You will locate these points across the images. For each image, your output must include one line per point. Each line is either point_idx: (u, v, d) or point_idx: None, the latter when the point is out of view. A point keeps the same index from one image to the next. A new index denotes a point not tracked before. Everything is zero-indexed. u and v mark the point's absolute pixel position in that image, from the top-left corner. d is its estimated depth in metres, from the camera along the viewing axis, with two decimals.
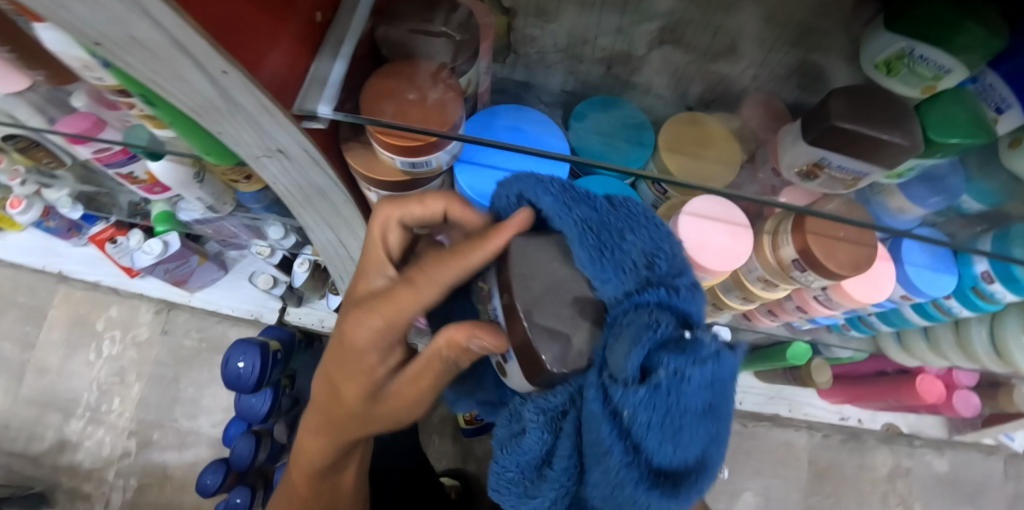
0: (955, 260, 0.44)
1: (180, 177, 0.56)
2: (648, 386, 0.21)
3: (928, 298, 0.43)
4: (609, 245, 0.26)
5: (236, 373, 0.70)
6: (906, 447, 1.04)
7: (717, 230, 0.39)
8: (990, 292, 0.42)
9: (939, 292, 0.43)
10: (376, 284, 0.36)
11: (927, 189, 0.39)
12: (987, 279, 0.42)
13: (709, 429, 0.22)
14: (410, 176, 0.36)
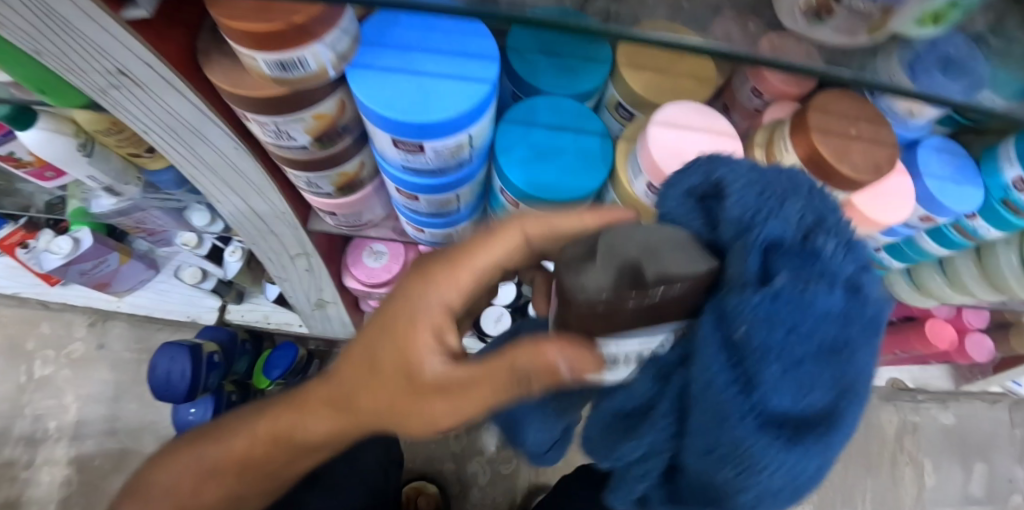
0: (979, 169, 0.37)
1: (63, 151, 0.46)
2: (770, 290, 0.18)
3: (951, 216, 0.37)
4: (764, 198, 0.21)
5: (165, 380, 0.61)
6: (910, 402, 1.03)
7: (698, 141, 0.32)
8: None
9: (965, 208, 0.37)
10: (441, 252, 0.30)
11: None
12: (1018, 187, 0.35)
13: (832, 372, 0.18)
14: (285, 85, 0.26)
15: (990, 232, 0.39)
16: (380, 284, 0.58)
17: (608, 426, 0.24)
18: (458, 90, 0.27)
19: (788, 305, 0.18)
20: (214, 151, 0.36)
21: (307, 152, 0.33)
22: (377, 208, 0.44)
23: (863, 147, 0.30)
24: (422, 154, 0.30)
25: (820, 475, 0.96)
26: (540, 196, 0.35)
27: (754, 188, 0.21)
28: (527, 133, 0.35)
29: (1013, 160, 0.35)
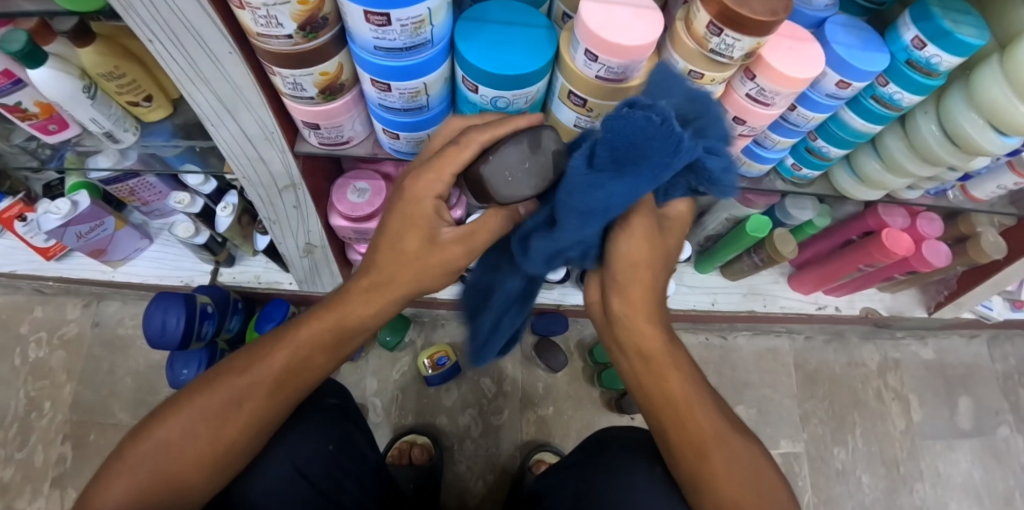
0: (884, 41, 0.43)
1: (68, 91, 0.48)
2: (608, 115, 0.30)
3: (865, 78, 0.41)
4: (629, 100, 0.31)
5: (160, 329, 0.63)
6: (890, 340, 1.09)
7: (625, 10, 0.36)
8: (925, 60, 0.41)
9: (876, 69, 0.41)
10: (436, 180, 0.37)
11: None
12: (918, 46, 0.40)
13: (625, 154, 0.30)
14: None
15: (906, 98, 0.44)
16: (363, 218, 0.60)
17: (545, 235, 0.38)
18: None
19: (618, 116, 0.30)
20: (209, 61, 0.38)
21: (291, 44, 0.35)
22: (356, 124, 0.48)
23: None
24: (390, 27, 0.33)
25: (808, 413, 0.99)
26: (495, 81, 0.39)
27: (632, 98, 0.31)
28: (479, 25, 0.39)
29: (909, 24, 0.41)
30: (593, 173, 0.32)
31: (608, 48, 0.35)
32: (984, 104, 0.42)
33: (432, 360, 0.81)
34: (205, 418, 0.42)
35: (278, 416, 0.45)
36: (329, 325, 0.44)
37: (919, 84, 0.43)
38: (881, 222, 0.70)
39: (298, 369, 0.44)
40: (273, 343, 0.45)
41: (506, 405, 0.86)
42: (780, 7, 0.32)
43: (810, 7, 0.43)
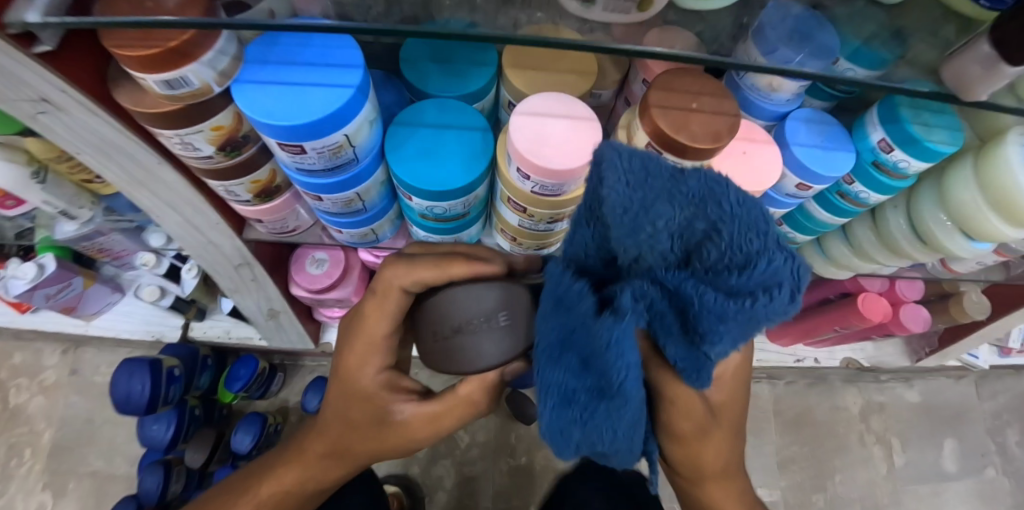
0: (850, 138, 0.38)
1: (15, 177, 0.48)
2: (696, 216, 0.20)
3: (826, 181, 0.38)
4: (727, 261, 0.20)
5: (126, 393, 0.64)
6: (874, 383, 1.07)
7: (555, 124, 0.35)
8: (892, 164, 0.36)
9: (840, 172, 0.37)
10: (386, 313, 0.36)
11: (791, 49, 0.32)
12: (885, 149, 0.36)
13: (700, 221, 0.20)
14: (176, 101, 0.29)
15: (873, 200, 0.40)
16: (323, 289, 0.60)
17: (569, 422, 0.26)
18: (328, 95, 0.30)
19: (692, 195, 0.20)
20: (142, 170, 0.38)
21: (216, 161, 0.35)
22: (301, 214, 0.47)
23: (702, 117, 0.32)
24: (306, 154, 0.33)
25: (788, 459, 0.98)
26: (426, 192, 0.38)
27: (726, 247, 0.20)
28: (410, 131, 0.38)
29: (876, 125, 0.36)
30: (687, 279, 0.21)
31: (536, 169, 0.34)
32: (955, 206, 0.38)
33: None
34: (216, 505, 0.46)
35: None
36: (316, 464, 0.43)
37: (886, 186, 0.38)
38: (860, 286, 0.67)
39: (302, 493, 0.45)
40: (281, 455, 0.46)
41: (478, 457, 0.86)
42: (725, 129, 0.32)
43: (770, 102, 0.37)
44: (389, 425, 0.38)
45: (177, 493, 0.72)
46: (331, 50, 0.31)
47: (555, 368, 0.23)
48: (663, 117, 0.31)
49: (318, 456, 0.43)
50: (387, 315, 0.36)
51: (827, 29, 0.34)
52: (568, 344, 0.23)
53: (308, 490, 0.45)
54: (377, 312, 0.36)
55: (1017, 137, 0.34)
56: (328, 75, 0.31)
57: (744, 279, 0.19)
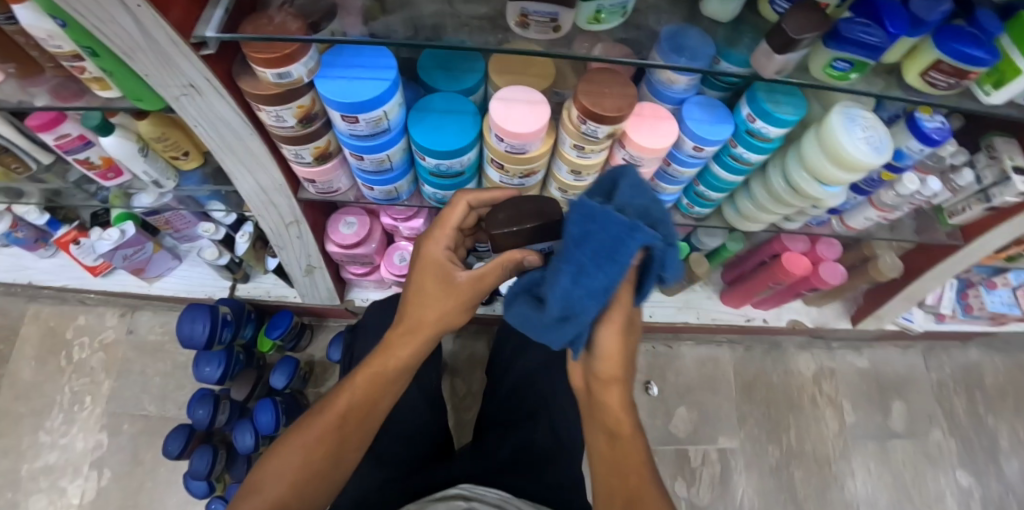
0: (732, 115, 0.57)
1: (127, 151, 0.64)
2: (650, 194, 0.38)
3: (713, 144, 0.56)
4: (658, 220, 0.38)
5: (189, 333, 0.79)
6: (825, 350, 1.21)
7: (520, 106, 0.50)
8: (758, 130, 0.56)
9: (722, 137, 0.56)
10: (450, 221, 0.50)
11: (674, 51, 0.49)
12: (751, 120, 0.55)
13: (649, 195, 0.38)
14: (280, 86, 0.46)
15: (752, 157, 0.59)
16: (353, 245, 0.76)
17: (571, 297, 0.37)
18: (374, 85, 0.47)
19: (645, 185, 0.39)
20: (237, 139, 0.55)
21: (294, 130, 0.52)
22: (342, 179, 0.63)
23: (612, 98, 0.49)
24: (359, 123, 0.49)
25: (747, 413, 1.12)
26: (433, 153, 0.54)
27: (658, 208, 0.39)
28: (422, 114, 0.54)
29: (746, 103, 0.56)
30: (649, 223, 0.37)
31: (505, 133, 0.50)
32: (809, 162, 0.58)
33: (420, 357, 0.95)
34: (305, 448, 0.50)
35: (351, 444, 0.52)
36: (388, 365, 0.53)
37: (756, 146, 0.58)
38: (784, 247, 0.85)
39: (372, 399, 0.53)
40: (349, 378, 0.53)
41: (473, 409, 0.98)
42: (626, 105, 0.48)
43: (672, 90, 0.56)
44: (452, 301, 0.50)
45: (220, 423, 0.85)
46: (377, 58, 0.48)
47: (586, 233, 0.35)
48: (586, 97, 0.48)
49: (393, 354, 0.52)
50: (453, 223, 0.50)
51: (709, 42, 0.50)
52: (604, 245, 0.35)
53: (377, 399, 0.53)
54: (446, 223, 0.50)
55: (842, 110, 0.54)
56: (375, 72, 0.47)
57: (664, 226, 0.38)
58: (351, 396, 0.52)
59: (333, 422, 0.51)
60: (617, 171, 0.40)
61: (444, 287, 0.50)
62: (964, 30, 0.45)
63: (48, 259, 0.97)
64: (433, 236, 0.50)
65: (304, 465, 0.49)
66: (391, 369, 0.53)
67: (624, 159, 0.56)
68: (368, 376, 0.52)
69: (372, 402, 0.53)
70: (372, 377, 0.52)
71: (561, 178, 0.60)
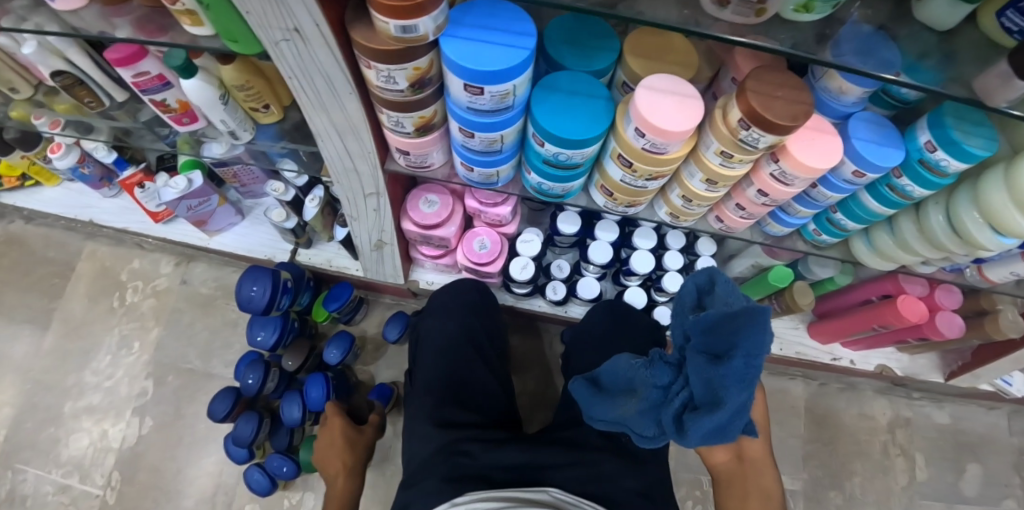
0: (902, 139, 0.49)
1: (207, 98, 0.61)
2: (720, 289, 0.47)
3: (880, 170, 0.48)
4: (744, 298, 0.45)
5: (248, 297, 0.74)
6: (904, 398, 1.10)
7: (668, 100, 0.43)
8: (934, 162, 0.47)
9: (890, 163, 0.47)
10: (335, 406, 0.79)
11: (859, 60, 0.40)
12: (930, 149, 0.47)
13: (722, 287, 0.47)
14: (402, 42, 0.40)
15: (916, 191, 0.51)
16: (431, 226, 0.70)
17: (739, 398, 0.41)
18: (507, 54, 0.40)
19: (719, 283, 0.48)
20: (333, 96, 0.50)
21: (402, 95, 0.46)
22: (437, 154, 0.57)
23: (785, 102, 0.41)
24: (482, 95, 0.43)
25: (810, 454, 1.03)
26: (557, 141, 0.47)
27: (731, 288, 0.47)
28: (550, 94, 0.47)
29: (925, 128, 0.47)
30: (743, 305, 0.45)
31: (651, 129, 0.42)
32: (988, 206, 0.49)
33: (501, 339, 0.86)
34: None
35: None
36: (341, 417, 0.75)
37: (926, 179, 0.49)
38: (901, 288, 0.76)
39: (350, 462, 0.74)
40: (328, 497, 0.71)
41: (550, 417, 0.89)
42: (801, 113, 0.40)
43: (839, 103, 0.48)
44: (358, 446, 0.77)
45: (268, 391, 0.82)
46: (510, 21, 0.41)
47: (714, 340, 0.42)
48: (756, 98, 0.40)
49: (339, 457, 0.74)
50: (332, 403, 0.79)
51: (901, 45, 0.41)
52: (720, 335, 0.42)
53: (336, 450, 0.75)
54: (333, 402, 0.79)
55: None
56: (510, 40, 0.40)
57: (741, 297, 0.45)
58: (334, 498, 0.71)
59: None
60: (708, 272, 0.50)
61: (342, 431, 0.76)
62: None
63: (111, 199, 0.95)
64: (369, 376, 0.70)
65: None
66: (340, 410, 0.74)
67: (771, 175, 0.48)
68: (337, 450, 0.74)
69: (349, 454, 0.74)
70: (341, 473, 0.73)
71: (689, 186, 0.52)
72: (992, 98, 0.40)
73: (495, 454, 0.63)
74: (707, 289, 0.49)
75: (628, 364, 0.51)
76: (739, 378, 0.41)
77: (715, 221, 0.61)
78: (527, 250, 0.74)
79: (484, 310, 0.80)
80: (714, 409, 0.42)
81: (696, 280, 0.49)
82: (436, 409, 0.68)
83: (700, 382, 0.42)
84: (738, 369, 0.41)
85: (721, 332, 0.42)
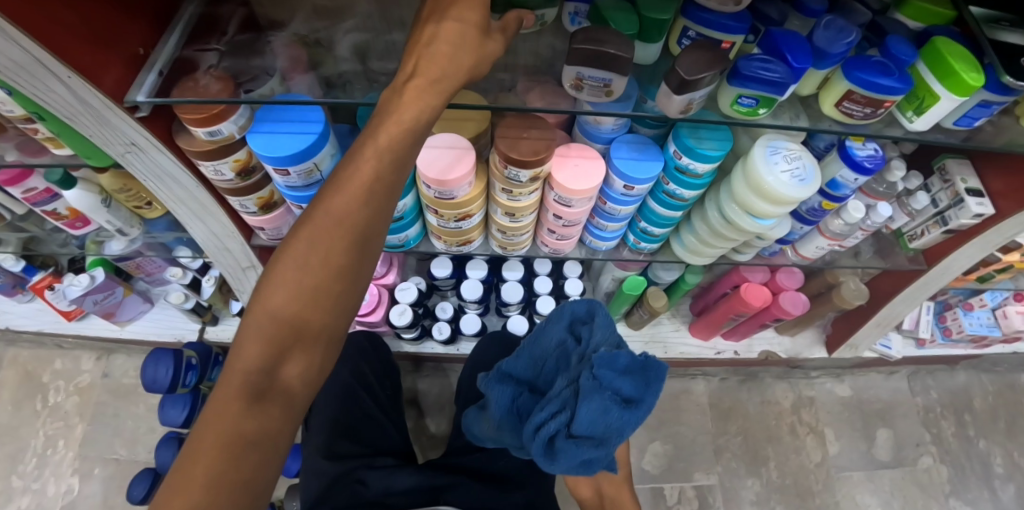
0: (661, 153, 0.60)
1: (89, 203, 0.68)
2: (601, 320, 0.53)
3: (639, 180, 0.58)
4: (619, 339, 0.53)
5: (151, 378, 0.80)
6: (805, 379, 1.19)
7: (445, 153, 0.52)
8: (684, 167, 0.58)
9: (651, 175, 0.58)
10: (421, 81, 0.38)
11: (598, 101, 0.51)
12: (678, 157, 0.58)
13: (602, 319, 0.54)
14: (212, 142, 0.49)
15: (683, 193, 0.62)
16: None
17: (623, 434, 0.47)
18: (303, 137, 0.50)
19: (598, 315, 0.54)
20: (184, 191, 0.58)
21: (234, 182, 0.55)
22: (292, 225, 0.66)
23: (531, 143, 0.51)
24: (290, 176, 0.52)
25: (724, 446, 1.09)
26: None
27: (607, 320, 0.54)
28: None
29: (670, 142, 0.58)
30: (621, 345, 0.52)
31: (431, 179, 0.52)
32: (742, 198, 0.60)
33: (397, 382, 0.94)
34: (301, 298, 0.38)
35: (318, 312, 0.39)
36: (417, 108, 0.38)
37: (685, 181, 0.60)
38: (744, 278, 0.86)
39: (336, 286, 0.39)
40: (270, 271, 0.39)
41: (440, 454, 0.97)
42: (543, 148, 0.51)
43: (600, 133, 0.59)
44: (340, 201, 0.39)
45: (183, 467, 0.86)
46: (305, 112, 0.51)
47: (624, 379, 0.47)
48: (505, 144, 0.50)
49: (323, 236, 0.39)
50: (401, 128, 0.38)
51: (632, 81, 0.52)
52: (631, 373, 0.48)
53: (370, 241, 0.40)
54: (412, 101, 0.38)
55: (763, 144, 0.57)
56: (304, 126, 0.51)
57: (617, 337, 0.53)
58: (303, 272, 0.38)
59: (304, 290, 0.38)
60: (586, 303, 0.56)
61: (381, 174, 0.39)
62: (870, 61, 0.53)
63: (26, 305, 0.99)
64: (435, 35, 0.38)
65: (291, 407, 0.39)
66: (432, 101, 0.38)
67: (554, 199, 0.58)
68: (375, 158, 0.38)
69: (369, 231, 0.40)
70: (330, 229, 0.39)
71: (496, 218, 0.62)
72: (669, 110, 0.51)
73: (385, 481, 0.72)
74: (584, 316, 0.55)
75: (506, 390, 0.56)
76: (630, 418, 0.46)
77: (543, 244, 0.72)
78: (404, 297, 0.81)
79: (373, 355, 0.89)
80: (596, 444, 0.47)
81: (578, 308, 0.56)
82: (338, 450, 0.76)
83: (601, 416, 0.46)
84: (638, 415, 0.47)
85: (634, 375, 0.48)
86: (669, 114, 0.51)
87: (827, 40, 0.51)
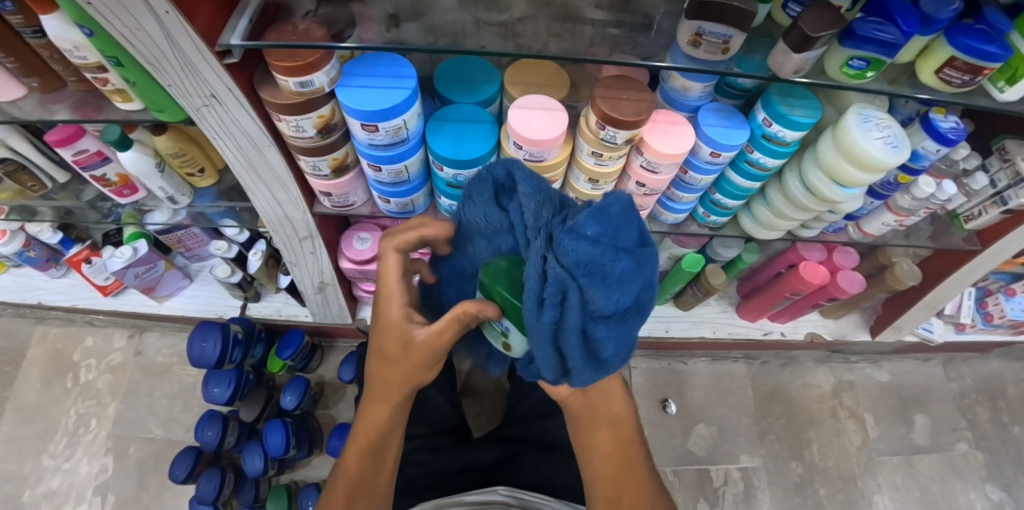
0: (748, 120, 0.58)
1: (144, 167, 0.64)
2: None
3: (728, 148, 0.56)
4: None
5: (199, 351, 0.77)
6: (844, 364, 1.18)
7: (537, 115, 0.51)
8: (773, 134, 0.56)
9: (738, 142, 0.56)
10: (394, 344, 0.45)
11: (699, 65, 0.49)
12: (767, 124, 0.56)
13: None
14: (301, 95, 0.47)
15: (768, 162, 0.60)
16: (366, 261, 0.77)
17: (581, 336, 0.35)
18: (394, 93, 0.48)
19: None
20: (255, 151, 0.55)
21: (313, 141, 0.53)
22: (358, 192, 0.64)
23: (631, 103, 0.49)
24: (377, 132, 0.50)
25: (765, 429, 1.09)
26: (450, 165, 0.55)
27: None
28: (440, 124, 0.54)
29: (759, 108, 0.56)
30: None
31: (523, 139, 0.50)
32: (829, 165, 0.58)
33: None
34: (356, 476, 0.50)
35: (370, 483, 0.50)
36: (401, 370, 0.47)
37: (772, 151, 0.58)
38: (801, 256, 0.85)
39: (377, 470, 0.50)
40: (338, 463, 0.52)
41: None
42: (644, 109, 0.49)
43: (686, 98, 0.56)
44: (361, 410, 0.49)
45: (227, 445, 0.84)
46: (394, 67, 0.49)
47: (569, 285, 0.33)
48: (605, 103, 0.48)
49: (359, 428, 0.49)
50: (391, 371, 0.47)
51: None
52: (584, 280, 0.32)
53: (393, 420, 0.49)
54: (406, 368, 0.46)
55: (857, 111, 0.55)
56: (392, 81, 0.48)
57: None
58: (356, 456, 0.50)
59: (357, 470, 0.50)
60: None
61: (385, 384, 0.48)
62: (974, 27, 0.51)
63: (59, 279, 0.96)
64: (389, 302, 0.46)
65: None
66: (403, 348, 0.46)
67: (641, 165, 0.56)
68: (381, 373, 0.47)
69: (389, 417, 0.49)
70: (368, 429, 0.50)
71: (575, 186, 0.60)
72: (780, 70, 0.49)
73: (442, 459, 0.70)
74: None
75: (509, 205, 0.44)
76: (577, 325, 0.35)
77: None
78: None
79: None
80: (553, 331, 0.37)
81: None
82: None
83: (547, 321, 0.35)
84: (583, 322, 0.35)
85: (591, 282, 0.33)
86: (781, 73, 0.49)
87: (935, 4, 0.49)
